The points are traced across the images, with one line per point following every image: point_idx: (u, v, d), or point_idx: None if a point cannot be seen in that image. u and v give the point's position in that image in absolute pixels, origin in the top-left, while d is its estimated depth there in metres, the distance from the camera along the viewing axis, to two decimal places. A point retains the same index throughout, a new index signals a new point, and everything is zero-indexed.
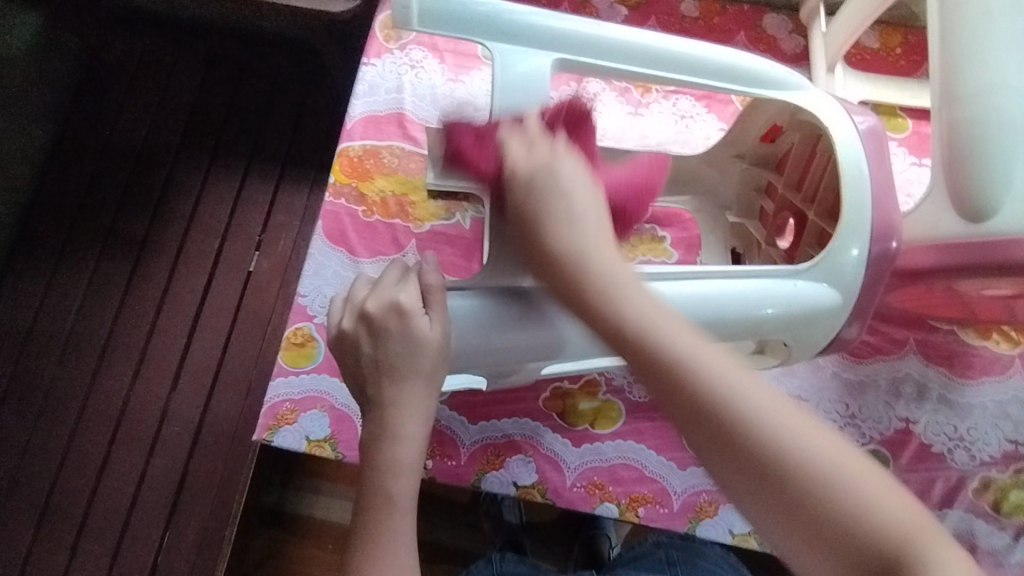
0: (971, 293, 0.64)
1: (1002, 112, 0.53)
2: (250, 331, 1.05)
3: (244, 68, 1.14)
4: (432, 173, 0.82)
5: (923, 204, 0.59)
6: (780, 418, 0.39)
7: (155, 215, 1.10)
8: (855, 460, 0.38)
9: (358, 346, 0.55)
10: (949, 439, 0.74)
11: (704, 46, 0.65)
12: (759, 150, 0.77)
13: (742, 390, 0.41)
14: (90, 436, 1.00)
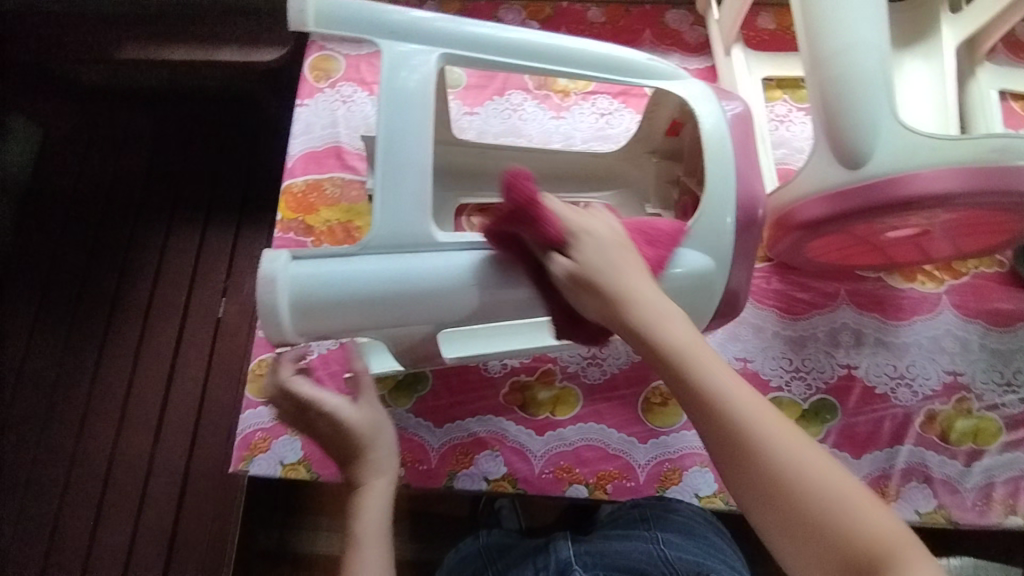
0: (877, 237, 0.69)
1: (860, 66, 0.59)
2: (226, 374, 1.08)
3: (193, 124, 1.20)
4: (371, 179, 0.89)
5: (810, 160, 0.64)
6: (754, 413, 0.47)
7: (121, 276, 1.13)
8: (839, 483, 0.44)
9: (305, 416, 0.65)
10: (890, 379, 0.78)
11: (593, 43, 0.69)
12: (666, 144, 0.84)
13: (757, 410, 0.47)
14: (79, 497, 1.02)
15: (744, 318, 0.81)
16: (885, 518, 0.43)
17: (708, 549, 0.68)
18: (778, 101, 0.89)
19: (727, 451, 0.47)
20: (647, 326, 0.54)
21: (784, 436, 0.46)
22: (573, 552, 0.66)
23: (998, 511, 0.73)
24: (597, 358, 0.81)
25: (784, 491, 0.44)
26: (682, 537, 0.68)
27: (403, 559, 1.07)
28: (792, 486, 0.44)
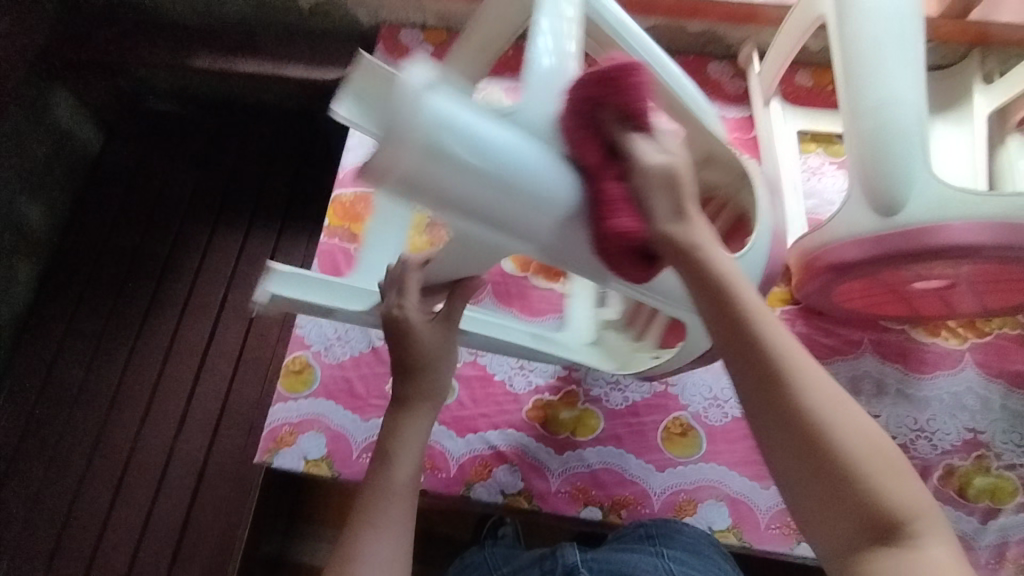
0: (904, 287, 0.71)
1: (898, 122, 0.62)
2: (253, 372, 1.11)
3: (250, 134, 1.27)
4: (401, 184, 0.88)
5: (844, 206, 0.68)
6: (837, 414, 0.39)
7: (165, 269, 1.18)
8: (919, 504, 0.38)
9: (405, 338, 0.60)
10: (910, 430, 0.79)
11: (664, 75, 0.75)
12: None
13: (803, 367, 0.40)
14: (98, 480, 1.04)
15: None
16: (923, 495, 0.38)
17: (709, 566, 0.68)
18: (811, 153, 0.93)
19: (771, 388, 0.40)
20: (721, 292, 0.43)
21: (853, 422, 0.39)
22: (580, 558, 0.65)
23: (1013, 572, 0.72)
24: (620, 384, 0.83)
25: (864, 496, 0.37)
26: (687, 555, 0.68)
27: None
28: (879, 498, 0.37)
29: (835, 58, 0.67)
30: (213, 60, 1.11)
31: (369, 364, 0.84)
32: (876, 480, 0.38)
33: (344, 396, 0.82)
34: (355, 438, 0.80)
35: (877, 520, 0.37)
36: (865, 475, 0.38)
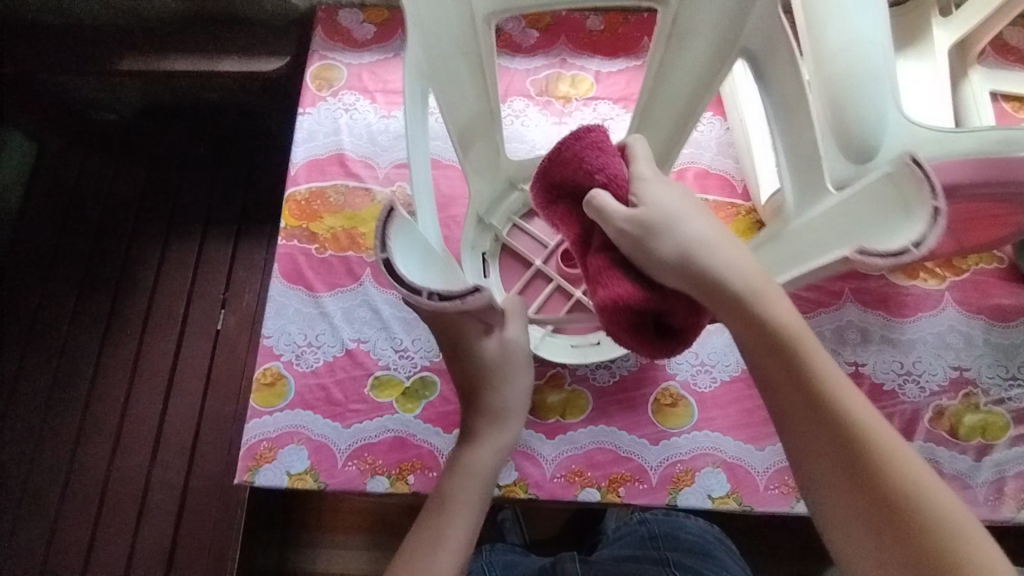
0: None
1: (865, 61, 0.60)
2: (225, 387, 1.06)
3: (194, 138, 1.20)
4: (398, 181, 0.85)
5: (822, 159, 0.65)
6: (875, 429, 0.48)
7: (118, 289, 1.12)
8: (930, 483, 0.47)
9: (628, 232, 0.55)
10: (897, 375, 0.78)
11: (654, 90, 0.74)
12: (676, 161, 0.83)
13: (842, 385, 0.50)
14: (75, 515, 0.99)
15: None
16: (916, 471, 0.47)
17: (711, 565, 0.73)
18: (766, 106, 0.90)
19: (822, 422, 0.49)
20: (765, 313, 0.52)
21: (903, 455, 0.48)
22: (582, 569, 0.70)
23: (1011, 505, 0.73)
24: (607, 361, 0.81)
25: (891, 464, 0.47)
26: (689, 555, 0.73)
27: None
28: (899, 476, 0.47)
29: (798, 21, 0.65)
30: (135, 60, 1.03)
31: (344, 368, 0.80)
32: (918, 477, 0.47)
33: (321, 404, 0.78)
34: (339, 446, 0.77)
35: (899, 500, 0.46)
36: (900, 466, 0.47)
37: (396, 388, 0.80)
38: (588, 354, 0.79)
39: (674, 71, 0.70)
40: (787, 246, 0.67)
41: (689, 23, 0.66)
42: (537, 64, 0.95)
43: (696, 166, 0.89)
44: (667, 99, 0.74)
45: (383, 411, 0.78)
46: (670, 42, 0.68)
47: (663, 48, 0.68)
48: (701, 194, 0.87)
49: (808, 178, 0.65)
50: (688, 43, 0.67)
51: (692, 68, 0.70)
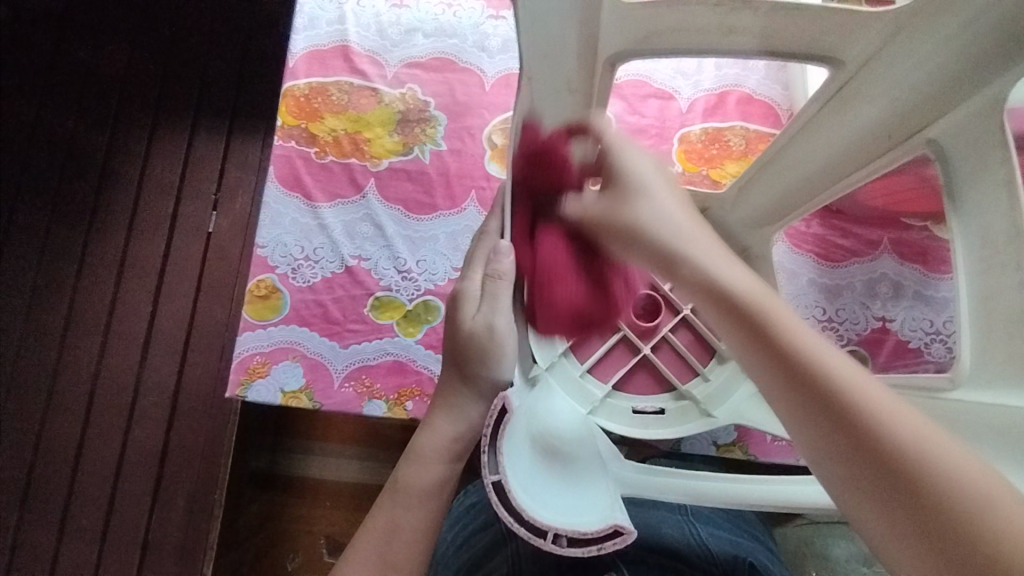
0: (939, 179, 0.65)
1: None
2: (217, 292, 1.01)
3: (182, 15, 1.08)
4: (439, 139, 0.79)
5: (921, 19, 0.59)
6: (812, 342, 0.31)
7: (101, 180, 1.05)
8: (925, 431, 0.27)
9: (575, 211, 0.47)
10: (926, 334, 0.74)
11: (814, 124, 0.55)
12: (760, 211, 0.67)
13: (827, 355, 0.30)
14: (63, 411, 0.98)
15: (779, 262, 0.77)
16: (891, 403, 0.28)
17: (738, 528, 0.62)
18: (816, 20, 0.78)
19: (809, 403, 0.30)
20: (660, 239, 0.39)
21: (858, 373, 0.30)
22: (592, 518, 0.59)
23: None
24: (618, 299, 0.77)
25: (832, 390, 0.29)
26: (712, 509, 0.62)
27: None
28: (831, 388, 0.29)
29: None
30: None
31: (343, 286, 0.75)
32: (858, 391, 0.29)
33: (318, 322, 0.74)
34: (335, 366, 0.73)
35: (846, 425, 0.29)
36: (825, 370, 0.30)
37: (398, 310, 0.75)
38: (649, 425, 0.69)
39: (825, 134, 0.55)
40: (936, 420, 0.47)
41: (870, 90, 0.49)
42: None
43: (740, 90, 0.80)
44: (804, 174, 0.60)
45: (383, 333, 0.74)
46: (836, 97, 0.52)
47: (823, 104, 0.53)
48: (742, 122, 0.79)
49: (994, 291, 0.45)
50: (857, 106, 0.51)
51: (851, 140, 0.54)
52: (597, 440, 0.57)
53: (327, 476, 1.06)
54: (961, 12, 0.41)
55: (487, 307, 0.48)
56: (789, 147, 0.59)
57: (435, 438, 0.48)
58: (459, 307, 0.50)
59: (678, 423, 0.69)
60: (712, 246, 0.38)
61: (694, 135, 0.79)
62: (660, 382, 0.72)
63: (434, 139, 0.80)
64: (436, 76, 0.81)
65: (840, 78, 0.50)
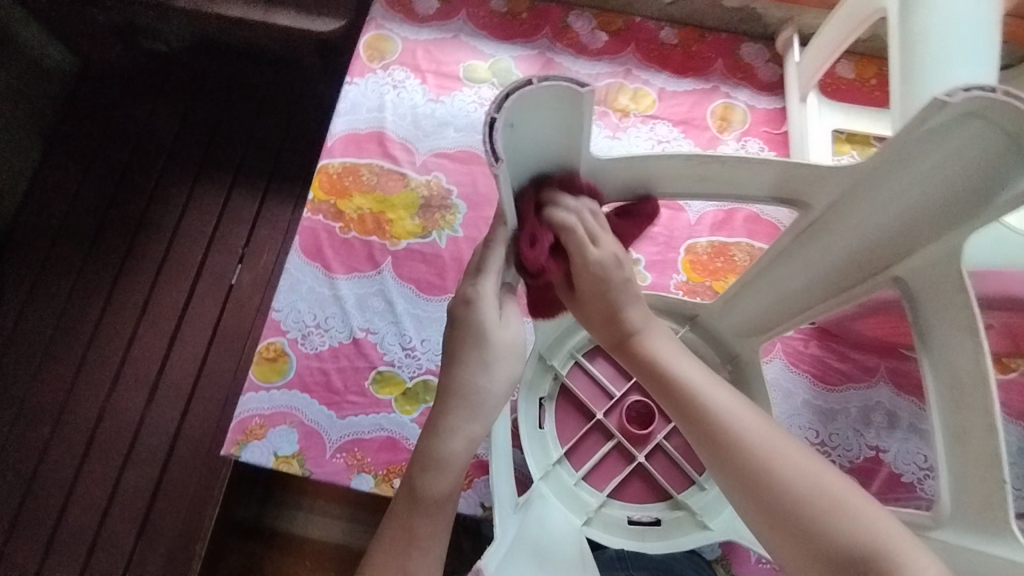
0: None
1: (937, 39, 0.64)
2: (231, 343, 1.05)
3: (237, 83, 1.17)
4: (458, 228, 0.84)
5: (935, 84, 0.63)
6: (798, 473, 0.39)
7: (139, 225, 1.11)
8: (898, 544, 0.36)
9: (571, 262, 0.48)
10: (919, 469, 0.74)
11: (792, 257, 0.57)
12: (756, 319, 0.68)
13: (787, 462, 0.39)
14: (64, 444, 0.99)
15: (775, 380, 0.78)
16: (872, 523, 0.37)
17: None
18: (845, 154, 0.85)
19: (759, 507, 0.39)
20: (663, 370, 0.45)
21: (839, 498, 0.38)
22: None
23: None
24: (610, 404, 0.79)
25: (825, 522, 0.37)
26: None
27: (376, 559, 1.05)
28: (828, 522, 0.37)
29: (895, 82, 0.67)
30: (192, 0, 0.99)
31: (348, 357, 0.78)
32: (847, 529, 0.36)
33: (320, 390, 0.76)
34: (330, 436, 0.75)
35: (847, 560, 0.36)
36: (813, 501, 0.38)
37: (397, 385, 0.77)
38: (648, 538, 0.68)
39: (795, 260, 0.57)
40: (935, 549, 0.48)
41: (832, 229, 0.51)
42: (600, 70, 0.91)
43: (748, 209, 0.84)
44: (782, 293, 0.62)
45: (381, 407, 0.76)
46: (802, 235, 0.54)
47: (792, 241, 0.55)
48: (747, 239, 0.82)
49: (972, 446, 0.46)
50: (821, 241, 0.53)
51: (821, 271, 0.56)
52: (582, 558, 0.58)
53: (311, 534, 1.05)
54: (910, 180, 0.44)
55: (461, 432, 0.45)
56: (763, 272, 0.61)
57: (432, 517, 0.44)
58: (475, 311, 0.45)
59: (677, 540, 0.67)
60: (697, 369, 0.45)
61: (700, 246, 0.82)
62: (656, 491, 0.71)
63: (452, 225, 0.84)
64: (461, 167, 0.87)
65: (806, 219, 0.52)
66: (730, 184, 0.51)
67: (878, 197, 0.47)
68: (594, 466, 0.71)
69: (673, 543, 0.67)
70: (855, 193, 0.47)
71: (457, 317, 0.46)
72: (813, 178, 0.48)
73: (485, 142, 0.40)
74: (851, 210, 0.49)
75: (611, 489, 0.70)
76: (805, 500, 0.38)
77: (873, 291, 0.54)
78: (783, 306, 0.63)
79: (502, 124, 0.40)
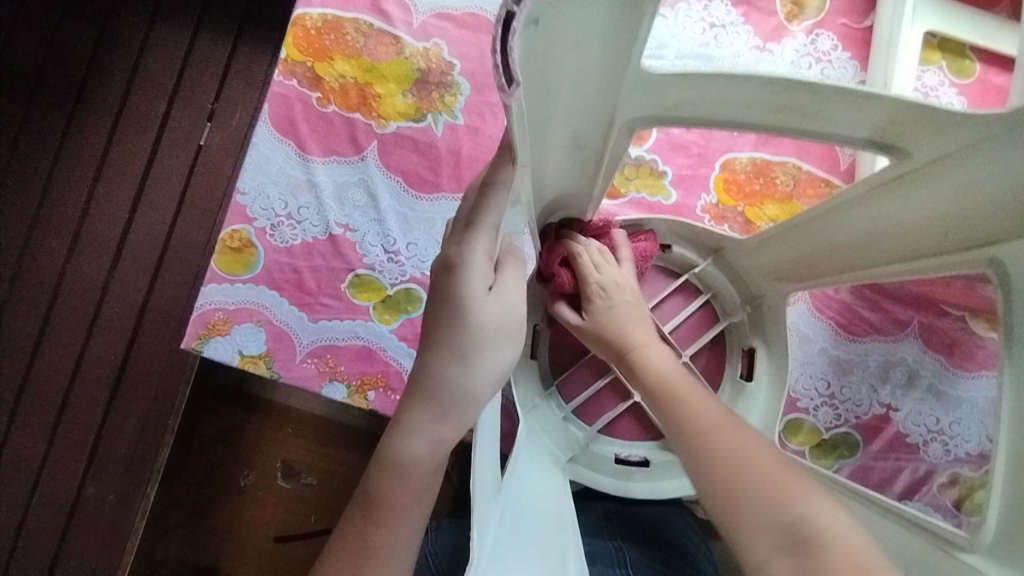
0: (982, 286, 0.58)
1: None
2: (200, 212, 0.94)
3: None
4: (459, 115, 0.70)
5: None
6: (742, 457, 0.43)
7: (92, 63, 0.95)
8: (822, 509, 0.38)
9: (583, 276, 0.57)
10: (927, 431, 0.69)
11: (859, 209, 0.48)
12: (787, 271, 0.60)
13: (737, 447, 0.44)
14: (23, 305, 0.92)
15: (794, 323, 0.71)
16: (799, 494, 0.39)
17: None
18: (933, 66, 0.70)
19: (709, 488, 0.43)
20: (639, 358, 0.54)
21: (770, 473, 0.41)
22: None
23: None
24: None
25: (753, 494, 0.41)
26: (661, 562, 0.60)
27: (358, 428, 0.99)
28: (757, 493, 0.40)
29: None
30: None
31: (323, 255, 0.69)
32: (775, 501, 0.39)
33: (290, 288, 0.68)
34: (300, 339, 0.68)
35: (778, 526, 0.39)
36: (750, 482, 0.41)
37: (377, 292, 0.69)
38: (634, 478, 0.65)
39: (868, 210, 0.48)
40: None
41: (930, 183, 0.41)
42: None
43: None
44: (835, 246, 0.53)
45: (358, 314, 0.69)
46: (891, 182, 0.44)
47: (872, 188, 0.46)
48: (795, 159, 0.70)
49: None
50: (909, 194, 0.43)
51: (904, 227, 0.47)
52: (562, 538, 0.48)
53: (294, 403, 0.99)
54: None
55: (428, 428, 0.40)
56: (821, 217, 0.52)
57: (409, 509, 0.40)
58: (455, 283, 0.39)
59: (664, 485, 0.64)
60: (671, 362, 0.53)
61: (740, 163, 0.70)
62: (647, 429, 0.68)
63: (451, 109, 0.71)
64: (467, 35, 0.71)
65: (901, 167, 0.42)
66: (812, 116, 0.40)
67: (1002, 159, 0.36)
68: (586, 399, 0.68)
69: (660, 488, 0.64)
70: (976, 151, 0.36)
71: (439, 288, 0.40)
72: (925, 124, 0.37)
73: (497, 47, 0.27)
74: (963, 165, 0.38)
75: (601, 423, 0.67)
76: (739, 482, 0.42)
77: (957, 268, 0.45)
78: (830, 260, 0.54)
79: (521, 23, 0.27)
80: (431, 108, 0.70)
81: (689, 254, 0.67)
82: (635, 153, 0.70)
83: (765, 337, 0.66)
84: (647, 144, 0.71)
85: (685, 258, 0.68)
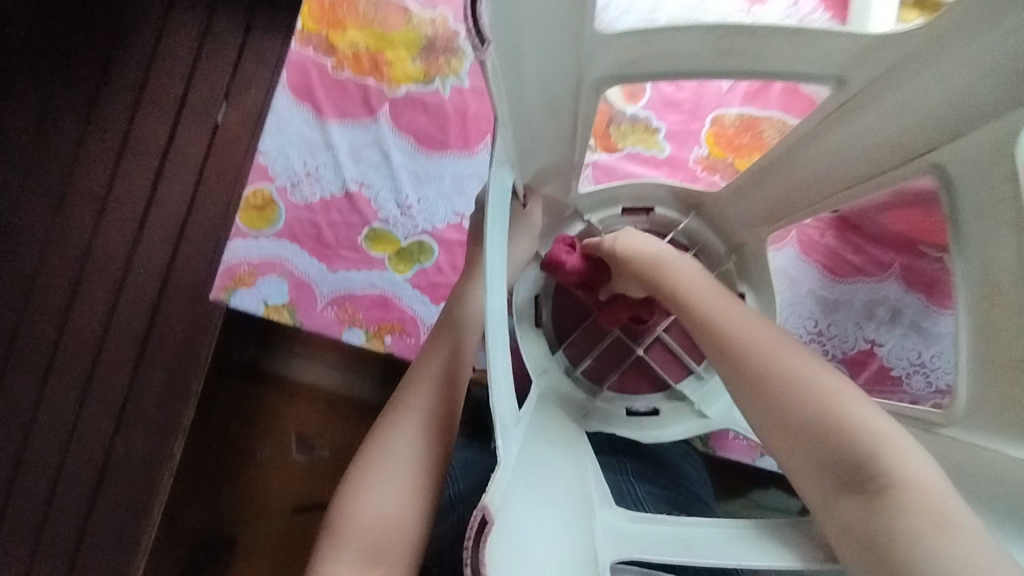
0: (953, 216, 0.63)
1: None
2: (218, 187, 0.99)
3: None
4: (465, 77, 0.75)
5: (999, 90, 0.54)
6: (791, 375, 0.44)
7: (113, 47, 1.00)
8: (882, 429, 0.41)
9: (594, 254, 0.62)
10: (910, 364, 0.73)
11: (820, 144, 0.52)
12: (764, 213, 0.64)
13: (800, 370, 0.44)
14: (54, 277, 0.96)
15: (781, 267, 0.77)
16: (844, 410, 0.42)
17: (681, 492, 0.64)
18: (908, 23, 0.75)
19: (762, 406, 0.44)
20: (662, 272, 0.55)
21: (819, 392, 0.43)
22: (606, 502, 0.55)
23: None
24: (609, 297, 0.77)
25: (803, 408, 0.43)
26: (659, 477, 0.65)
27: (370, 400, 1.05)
28: (811, 414, 0.42)
29: None
30: None
31: (340, 211, 0.74)
32: (838, 424, 0.41)
33: (310, 242, 0.73)
34: (321, 289, 0.73)
35: (837, 450, 0.41)
36: (805, 403, 0.43)
37: (391, 245, 0.74)
38: (642, 426, 0.68)
39: (827, 143, 0.52)
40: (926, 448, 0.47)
41: (872, 105, 0.46)
42: None
43: None
44: (802, 183, 0.57)
45: (373, 265, 0.73)
46: (835, 112, 0.49)
47: (824, 118, 0.50)
48: None
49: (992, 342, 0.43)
50: (856, 121, 0.48)
51: (856, 155, 0.51)
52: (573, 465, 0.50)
53: None
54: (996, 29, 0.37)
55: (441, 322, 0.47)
56: (788, 155, 0.56)
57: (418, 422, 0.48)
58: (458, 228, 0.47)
59: (668, 430, 0.67)
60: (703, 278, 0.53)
61: (729, 118, 0.74)
62: (654, 382, 0.71)
63: (458, 73, 0.75)
64: None
65: (842, 95, 0.46)
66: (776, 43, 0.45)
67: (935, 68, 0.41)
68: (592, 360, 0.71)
69: (665, 433, 0.67)
70: (904, 68, 0.42)
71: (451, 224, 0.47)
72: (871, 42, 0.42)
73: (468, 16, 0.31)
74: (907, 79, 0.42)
75: (610, 380, 0.70)
76: (798, 404, 0.43)
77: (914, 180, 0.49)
78: (801, 199, 0.58)
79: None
80: (438, 71, 0.75)
81: (672, 213, 0.70)
82: (629, 111, 0.75)
83: (752, 280, 0.69)
84: (643, 102, 0.75)
85: (669, 218, 0.71)
